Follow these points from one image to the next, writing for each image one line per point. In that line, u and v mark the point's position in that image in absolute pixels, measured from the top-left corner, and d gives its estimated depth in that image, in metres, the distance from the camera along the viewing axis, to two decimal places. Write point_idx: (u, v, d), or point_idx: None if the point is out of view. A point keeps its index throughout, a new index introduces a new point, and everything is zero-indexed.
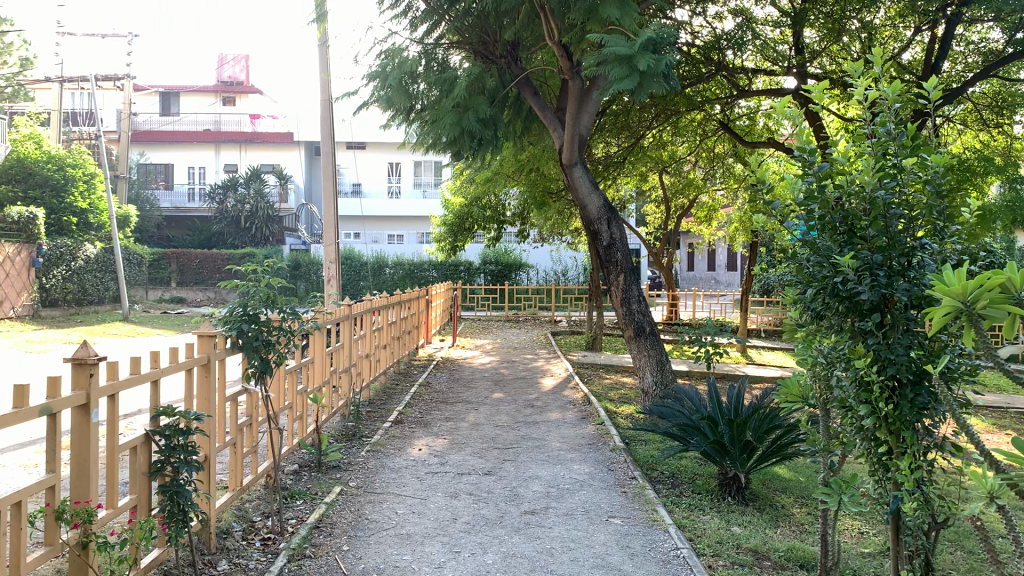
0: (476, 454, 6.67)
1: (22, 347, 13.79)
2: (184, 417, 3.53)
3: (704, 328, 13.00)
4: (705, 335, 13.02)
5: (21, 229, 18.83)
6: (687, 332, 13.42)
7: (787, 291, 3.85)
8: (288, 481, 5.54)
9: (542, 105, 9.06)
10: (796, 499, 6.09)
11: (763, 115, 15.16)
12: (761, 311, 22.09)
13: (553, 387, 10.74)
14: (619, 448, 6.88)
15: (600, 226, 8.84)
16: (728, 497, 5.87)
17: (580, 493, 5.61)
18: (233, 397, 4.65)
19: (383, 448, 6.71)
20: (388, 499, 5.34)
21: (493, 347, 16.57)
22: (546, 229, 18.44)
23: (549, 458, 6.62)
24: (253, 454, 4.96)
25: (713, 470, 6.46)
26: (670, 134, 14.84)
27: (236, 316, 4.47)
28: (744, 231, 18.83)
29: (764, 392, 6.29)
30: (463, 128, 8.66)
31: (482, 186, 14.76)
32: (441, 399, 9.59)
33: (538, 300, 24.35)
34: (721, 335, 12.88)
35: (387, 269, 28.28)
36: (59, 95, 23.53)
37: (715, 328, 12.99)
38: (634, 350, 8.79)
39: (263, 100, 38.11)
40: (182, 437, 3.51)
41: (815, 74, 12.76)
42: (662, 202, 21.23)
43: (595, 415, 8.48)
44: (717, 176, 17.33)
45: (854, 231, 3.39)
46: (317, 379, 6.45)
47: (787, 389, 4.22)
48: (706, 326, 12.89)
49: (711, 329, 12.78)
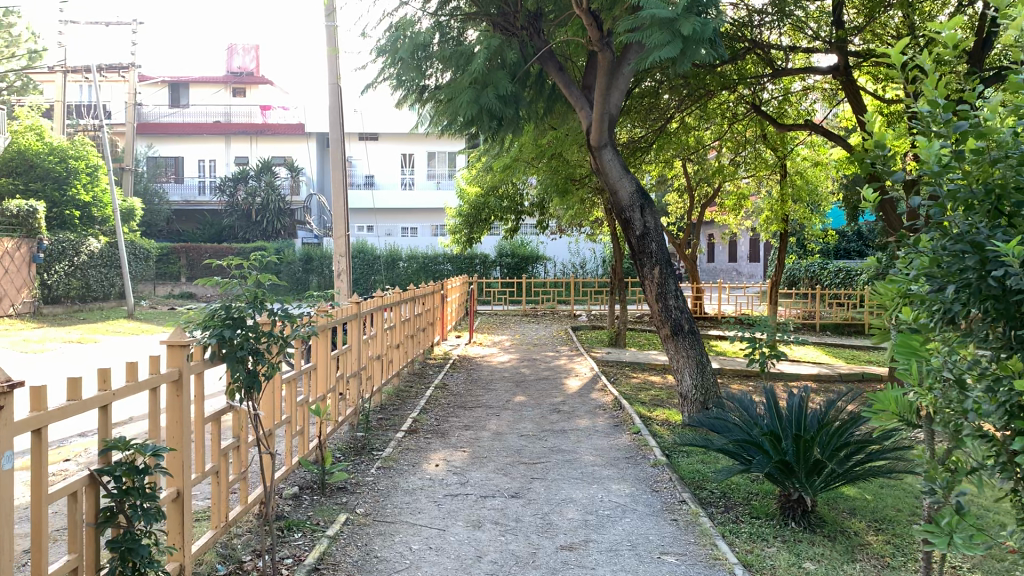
0: (500, 470, 5.92)
1: (19, 347, 13.16)
2: (141, 453, 2.79)
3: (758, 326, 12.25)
4: (760, 332, 12.24)
5: (20, 223, 18.15)
6: (736, 330, 12.51)
7: (892, 283, 3.11)
8: (284, 507, 4.79)
9: (567, 81, 8.22)
10: (870, 524, 5.30)
11: (795, 96, 14.24)
12: (789, 305, 21.17)
13: (579, 388, 9.97)
14: (661, 463, 6.12)
15: (632, 214, 7.96)
16: (791, 521, 5.08)
17: (625, 521, 4.84)
18: (216, 417, 3.90)
19: (395, 465, 5.95)
20: (400, 531, 4.58)
21: (513, 344, 15.83)
22: (566, 220, 17.55)
23: (583, 476, 5.84)
24: (242, 480, 4.20)
25: (770, 489, 5.67)
26: (697, 119, 13.86)
27: (219, 319, 3.71)
28: (774, 221, 17.91)
29: (830, 401, 5.55)
30: (481, 106, 7.86)
31: (498, 174, 13.96)
32: (459, 403, 8.85)
33: (557, 293, 23.59)
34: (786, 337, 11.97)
35: (401, 263, 27.60)
36: (61, 86, 22.87)
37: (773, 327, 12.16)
38: (670, 350, 8.01)
39: (274, 91, 37.39)
40: (138, 477, 2.77)
41: (856, 54, 11.87)
42: (686, 191, 20.19)
43: (630, 423, 7.72)
44: (745, 164, 16.39)
45: (1004, 209, 2.62)
46: (320, 387, 5.71)
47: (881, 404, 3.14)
48: (763, 328, 12.03)
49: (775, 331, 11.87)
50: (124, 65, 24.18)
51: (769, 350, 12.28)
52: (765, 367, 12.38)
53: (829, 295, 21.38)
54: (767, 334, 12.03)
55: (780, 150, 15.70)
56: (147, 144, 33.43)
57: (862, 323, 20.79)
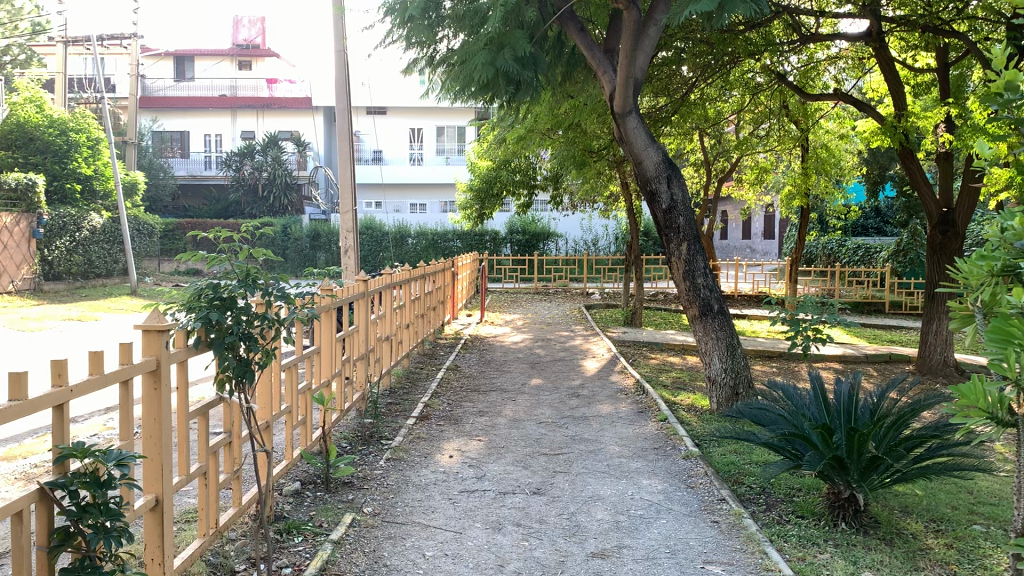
0: (519, 462, 5.46)
1: (15, 325, 12.73)
2: (102, 463, 2.30)
3: (800, 308, 11.57)
4: (802, 314, 11.62)
5: (19, 197, 17.68)
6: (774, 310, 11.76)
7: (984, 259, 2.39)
8: (283, 508, 4.34)
9: (589, 42, 7.66)
10: (927, 525, 4.82)
11: (819, 67, 13.57)
12: (808, 283, 20.65)
13: (598, 370, 9.49)
14: (694, 455, 5.66)
15: (659, 185, 7.43)
16: (841, 522, 4.60)
17: (660, 524, 4.37)
18: (202, 411, 3.41)
19: (406, 456, 5.49)
20: (413, 533, 4.13)
21: (525, 323, 15.34)
22: (582, 195, 16.98)
23: (610, 469, 5.38)
24: (235, 480, 3.72)
25: (815, 485, 5.19)
26: (718, 90, 13.16)
27: (204, 301, 3.23)
28: (796, 196, 17.24)
29: (883, 390, 5.08)
30: (498, 69, 7.30)
31: (511, 146, 13.41)
32: (472, 386, 8.39)
33: (569, 271, 23.12)
34: (832, 321, 11.33)
35: (410, 239, 27.10)
36: (62, 57, 22.30)
37: (817, 308, 11.54)
38: (698, 331, 7.53)
39: (280, 64, 36.77)
40: (99, 492, 2.29)
41: (890, 19, 11.14)
42: (703, 167, 19.48)
43: (655, 409, 7.26)
44: (766, 136, 15.74)
45: None
46: (324, 372, 5.26)
47: (969, 396, 2.19)
48: (803, 309, 11.34)
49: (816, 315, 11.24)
50: (125, 35, 23.62)
51: (810, 333, 11.66)
52: (806, 351, 11.73)
53: (847, 273, 20.86)
54: (810, 315, 11.41)
55: (803, 122, 15.01)
56: (151, 118, 32.90)
57: (883, 302, 20.15)
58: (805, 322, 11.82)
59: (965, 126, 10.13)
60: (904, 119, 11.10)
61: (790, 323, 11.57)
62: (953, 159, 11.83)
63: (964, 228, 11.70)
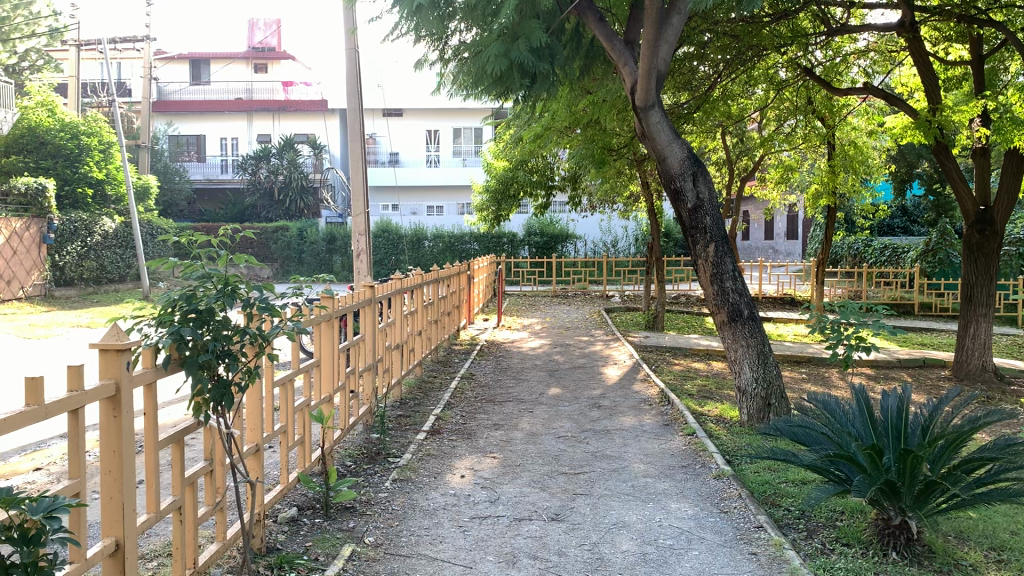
0: (536, 484, 5.04)
1: (22, 332, 12.50)
2: (28, 516, 1.90)
3: (840, 314, 10.86)
4: (842, 320, 10.92)
5: (30, 202, 17.52)
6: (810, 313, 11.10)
7: None
8: (275, 538, 3.94)
9: (609, 33, 7.22)
10: (988, 554, 4.31)
11: (846, 62, 13.03)
12: (834, 284, 20.14)
13: (619, 379, 9.04)
14: (725, 474, 5.22)
15: (684, 183, 6.99)
16: (892, 551, 4.13)
17: (692, 557, 3.94)
18: (177, 439, 3.02)
19: (414, 476, 5.09)
20: (418, 569, 3.72)
21: (543, 328, 14.92)
22: (602, 196, 16.51)
23: (635, 491, 4.95)
24: (217, 513, 3.34)
25: (860, 508, 4.73)
26: (741, 86, 12.60)
27: (176, 316, 2.85)
28: (823, 195, 16.62)
29: (935, 405, 4.60)
30: (512, 61, 6.90)
31: (527, 145, 13.01)
32: (488, 396, 7.98)
33: (588, 274, 22.71)
34: (877, 328, 10.57)
35: (426, 242, 26.79)
36: (74, 61, 22.14)
37: (859, 313, 10.80)
38: (727, 337, 7.08)
39: (296, 66, 36.63)
40: (25, 549, 1.91)
41: (923, 9, 10.60)
42: (725, 165, 18.94)
43: (682, 421, 6.82)
44: (792, 135, 15.19)
45: None
46: (326, 386, 4.89)
47: None
48: (844, 314, 10.62)
49: (858, 320, 10.49)
50: (137, 37, 23.41)
51: (852, 341, 10.91)
52: (847, 360, 10.97)
53: (875, 274, 20.28)
54: (852, 321, 10.69)
55: (829, 118, 14.47)
56: (166, 122, 32.83)
57: (912, 303, 19.69)
58: (847, 329, 11.09)
59: (1006, 119, 9.58)
60: (940, 113, 10.37)
61: (830, 329, 10.84)
62: (989, 154, 11.31)
63: (1002, 226, 11.14)
